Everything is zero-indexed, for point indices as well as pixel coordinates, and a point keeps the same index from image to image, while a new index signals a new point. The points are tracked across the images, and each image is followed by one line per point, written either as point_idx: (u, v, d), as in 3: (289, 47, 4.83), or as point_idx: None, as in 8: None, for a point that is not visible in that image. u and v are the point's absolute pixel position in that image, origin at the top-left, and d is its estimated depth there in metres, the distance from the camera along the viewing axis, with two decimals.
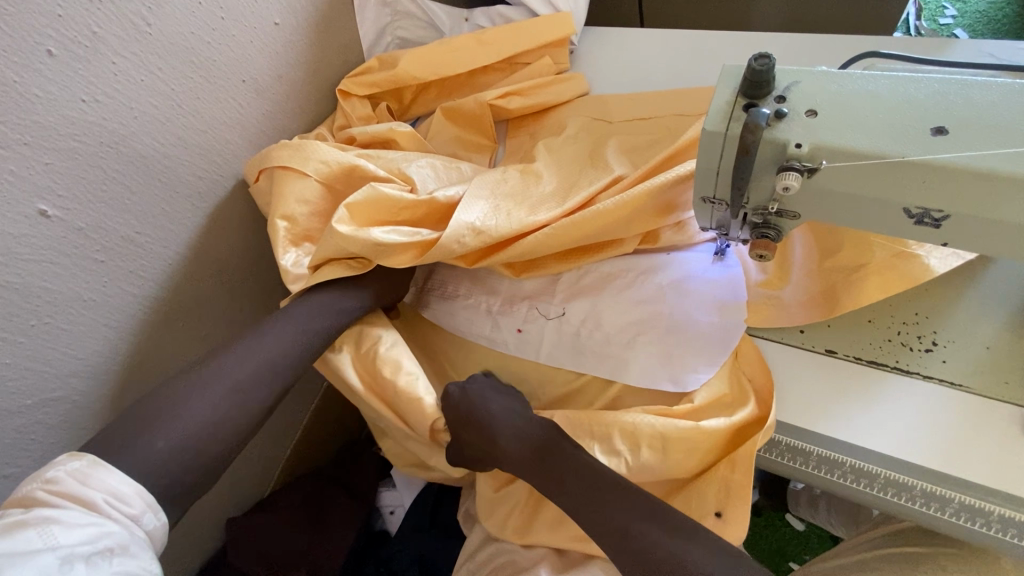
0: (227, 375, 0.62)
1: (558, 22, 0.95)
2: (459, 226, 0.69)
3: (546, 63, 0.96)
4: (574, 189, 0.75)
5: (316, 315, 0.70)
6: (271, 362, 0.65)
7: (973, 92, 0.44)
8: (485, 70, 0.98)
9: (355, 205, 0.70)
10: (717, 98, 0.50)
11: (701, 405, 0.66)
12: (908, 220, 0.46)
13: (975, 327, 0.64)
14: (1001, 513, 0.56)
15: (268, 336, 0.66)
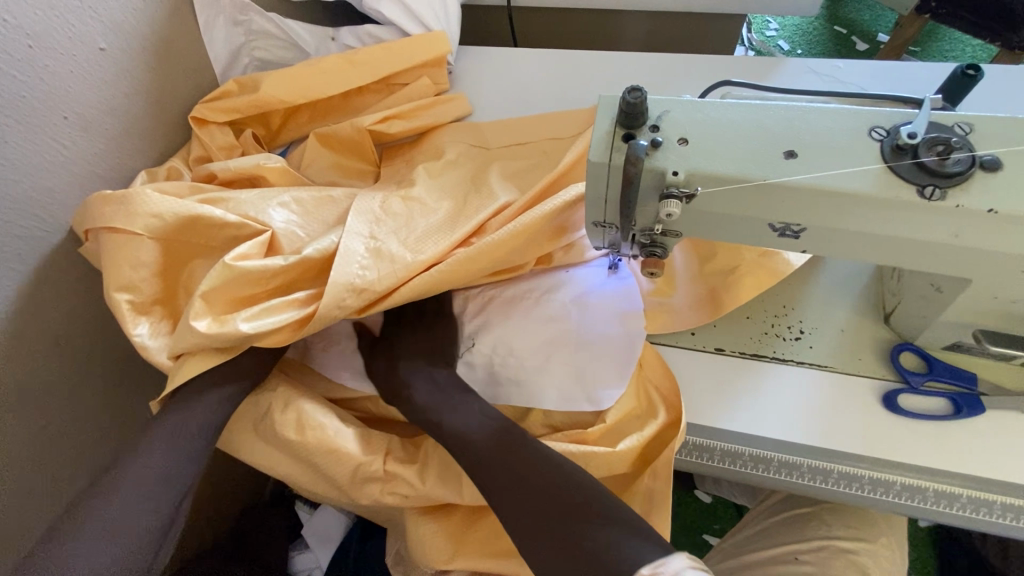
0: (143, 481, 0.57)
1: (432, 42, 0.92)
2: (337, 292, 0.64)
3: (425, 83, 0.93)
4: (458, 216, 0.73)
5: (187, 426, 0.62)
6: (185, 454, 0.60)
7: (813, 116, 0.49)
8: (361, 91, 0.93)
9: (211, 292, 0.63)
10: (598, 128, 0.51)
11: (613, 424, 0.69)
12: (773, 233, 0.51)
13: (830, 313, 0.72)
14: (870, 475, 0.64)
15: (137, 467, 0.58)
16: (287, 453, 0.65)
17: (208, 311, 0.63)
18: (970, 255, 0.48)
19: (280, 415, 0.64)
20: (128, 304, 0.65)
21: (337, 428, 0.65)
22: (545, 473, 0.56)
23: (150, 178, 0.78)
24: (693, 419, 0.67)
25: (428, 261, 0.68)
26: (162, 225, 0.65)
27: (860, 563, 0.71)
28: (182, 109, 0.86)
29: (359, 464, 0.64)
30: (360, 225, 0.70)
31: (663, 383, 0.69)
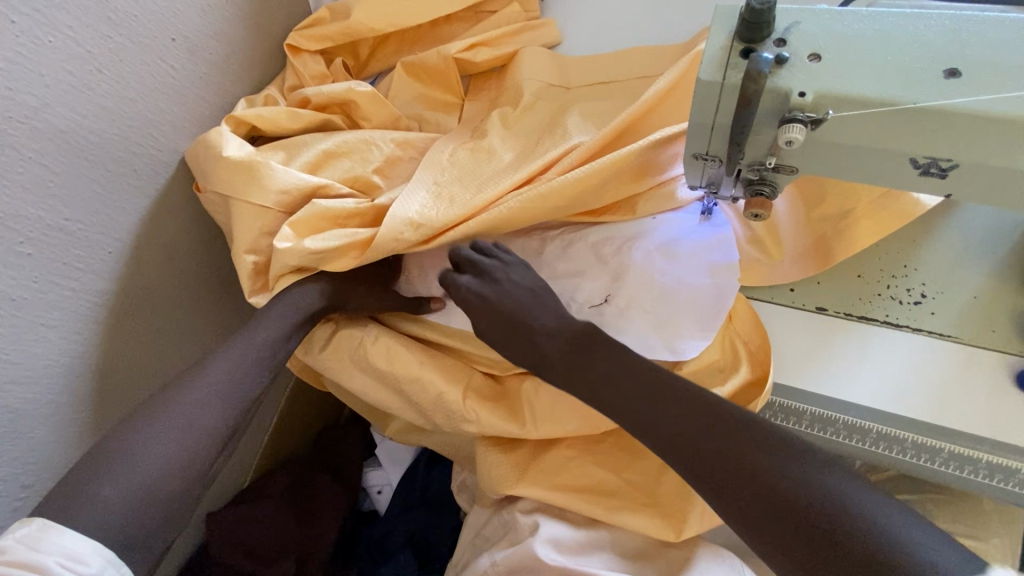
0: (214, 383, 0.63)
1: None
2: (394, 226, 0.65)
3: (514, 10, 0.88)
4: (530, 156, 0.71)
5: (290, 311, 0.70)
6: (257, 354, 0.67)
7: (986, 30, 0.41)
8: (448, 20, 0.90)
9: (298, 219, 0.68)
10: (711, 43, 0.45)
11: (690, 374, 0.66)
12: (913, 171, 0.44)
13: (962, 277, 0.63)
14: (989, 459, 0.57)
15: (210, 380, 0.64)
16: (380, 380, 0.72)
17: (294, 236, 0.68)
18: None
19: (372, 346, 0.71)
20: (252, 265, 0.72)
21: (416, 362, 0.70)
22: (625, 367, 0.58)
23: (249, 105, 0.81)
24: (781, 378, 0.62)
25: (483, 202, 0.66)
26: (289, 203, 0.70)
27: None
28: (276, 36, 0.88)
29: (443, 394, 0.69)
30: (424, 173, 0.71)
31: (750, 333, 0.65)
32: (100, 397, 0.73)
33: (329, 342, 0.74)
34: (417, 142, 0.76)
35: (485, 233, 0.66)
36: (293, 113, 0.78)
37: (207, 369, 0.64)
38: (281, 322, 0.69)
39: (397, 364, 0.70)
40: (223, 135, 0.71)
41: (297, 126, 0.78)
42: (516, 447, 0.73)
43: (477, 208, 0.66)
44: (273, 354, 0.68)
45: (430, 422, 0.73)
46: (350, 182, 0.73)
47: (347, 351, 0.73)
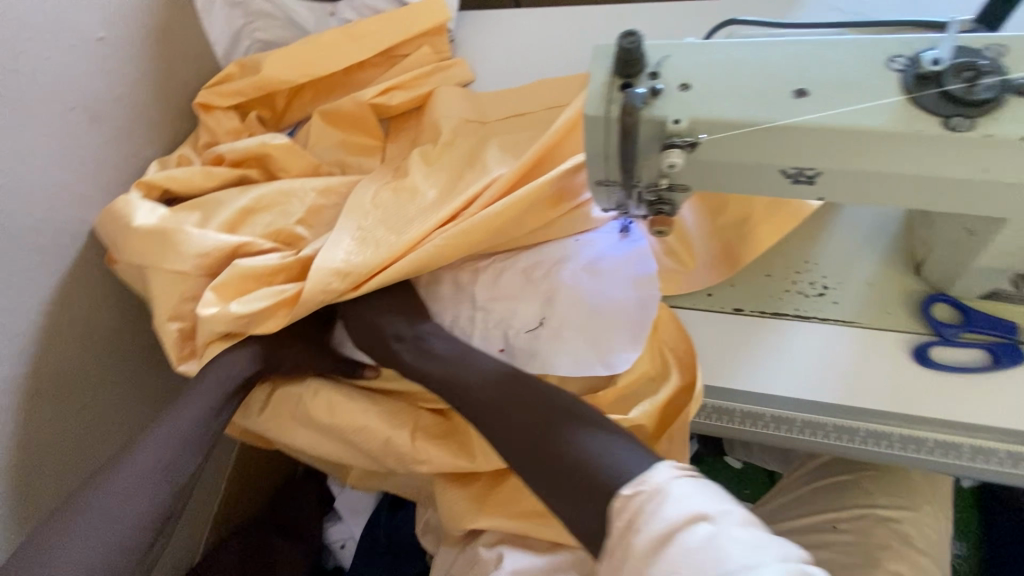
0: (140, 473, 0.60)
1: (432, 8, 0.89)
2: (321, 277, 0.66)
3: (425, 53, 0.91)
4: (453, 193, 0.73)
5: (221, 382, 0.68)
6: (189, 431, 0.64)
7: (826, 51, 0.45)
8: (362, 66, 0.91)
9: (220, 282, 0.67)
10: (593, 80, 0.48)
11: (626, 387, 0.68)
12: (786, 180, 0.48)
13: (858, 266, 0.68)
14: (900, 433, 0.61)
15: (136, 469, 0.60)
16: (322, 433, 0.71)
17: (217, 300, 0.67)
18: (1010, 192, 0.44)
19: (312, 401, 0.70)
20: (177, 332, 0.70)
21: (358, 410, 0.69)
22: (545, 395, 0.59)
23: (162, 168, 0.80)
24: (709, 380, 0.65)
25: (409, 243, 0.67)
26: (209, 263, 0.68)
27: (901, 530, 0.68)
28: (187, 95, 0.87)
29: (388, 438, 0.68)
30: (347, 219, 0.71)
31: (676, 340, 0.68)
32: (18, 488, 0.68)
33: (269, 403, 0.73)
34: (339, 188, 0.77)
35: (413, 273, 0.67)
36: (208, 171, 0.77)
37: (133, 457, 0.61)
38: (212, 394, 0.66)
39: (337, 416, 0.69)
40: (133, 203, 0.71)
41: (214, 183, 0.77)
42: (469, 483, 0.72)
43: (403, 249, 0.67)
44: (207, 429, 0.65)
45: (378, 468, 0.72)
46: (272, 235, 0.73)
47: (286, 408, 0.71)
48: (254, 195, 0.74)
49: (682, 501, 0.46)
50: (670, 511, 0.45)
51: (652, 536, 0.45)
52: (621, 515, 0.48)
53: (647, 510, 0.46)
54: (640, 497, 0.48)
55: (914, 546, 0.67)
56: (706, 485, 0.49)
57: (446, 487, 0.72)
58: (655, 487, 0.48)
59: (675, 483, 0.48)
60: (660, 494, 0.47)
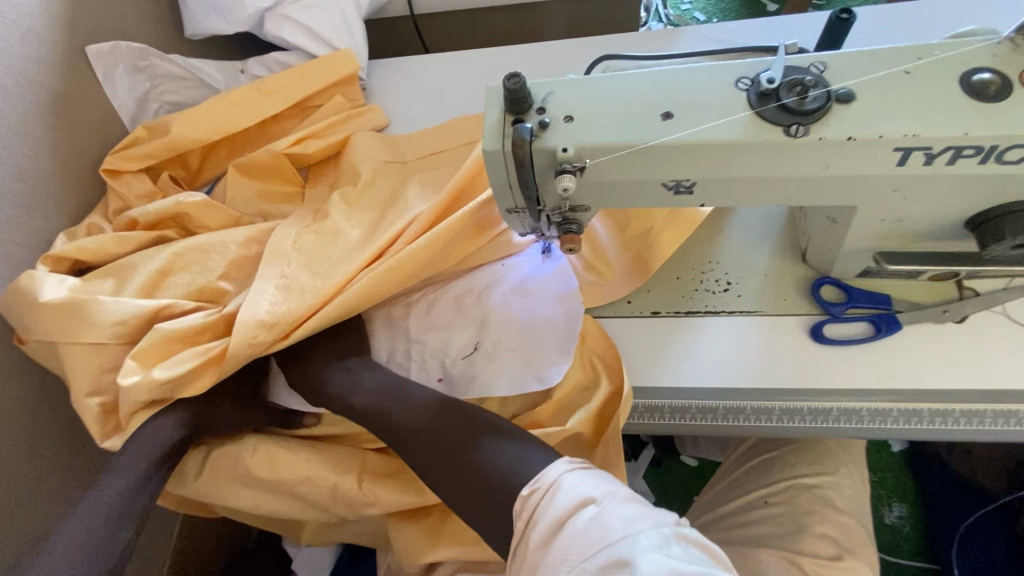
0: (63, 558, 0.59)
1: (341, 59, 0.93)
2: (247, 330, 0.66)
3: (338, 101, 0.94)
4: (376, 233, 0.75)
5: (148, 448, 0.65)
6: (115, 508, 0.62)
7: (684, 77, 0.51)
8: (276, 119, 0.93)
9: (141, 348, 0.65)
10: (487, 119, 0.53)
11: (561, 398, 0.72)
12: (669, 192, 0.54)
13: (755, 260, 0.75)
14: (809, 407, 0.68)
15: (59, 553, 0.59)
16: (264, 489, 0.69)
17: (139, 368, 0.64)
18: (855, 181, 0.50)
19: (252, 456, 0.68)
20: (98, 408, 0.66)
21: (300, 458, 0.68)
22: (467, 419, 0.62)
23: (71, 238, 0.77)
24: (638, 383, 0.69)
25: (337, 285, 0.69)
26: (128, 330, 0.67)
27: (824, 495, 0.75)
28: (94, 163, 0.86)
29: (335, 483, 0.67)
30: (270, 268, 0.71)
31: (603, 347, 0.72)
32: None
33: (210, 465, 0.70)
34: (259, 236, 0.77)
35: (343, 314, 0.68)
36: (120, 237, 0.75)
37: (56, 541, 0.60)
38: (137, 465, 0.64)
39: (281, 468, 0.68)
40: (38, 276, 0.67)
41: (128, 249, 0.76)
42: (423, 517, 0.72)
43: (334, 292, 0.69)
44: (137, 497, 0.64)
45: (329, 516, 0.71)
46: (193, 293, 0.72)
47: (225, 468, 0.69)
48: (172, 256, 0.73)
49: (571, 488, 0.50)
50: (562, 497, 0.49)
51: (548, 525, 0.48)
52: (525, 514, 0.51)
53: (543, 508, 0.50)
54: (536, 494, 0.52)
55: (836, 507, 0.74)
56: (594, 471, 0.53)
57: (400, 524, 0.72)
58: (550, 482, 0.52)
59: (566, 476, 0.52)
60: (554, 487, 0.51)
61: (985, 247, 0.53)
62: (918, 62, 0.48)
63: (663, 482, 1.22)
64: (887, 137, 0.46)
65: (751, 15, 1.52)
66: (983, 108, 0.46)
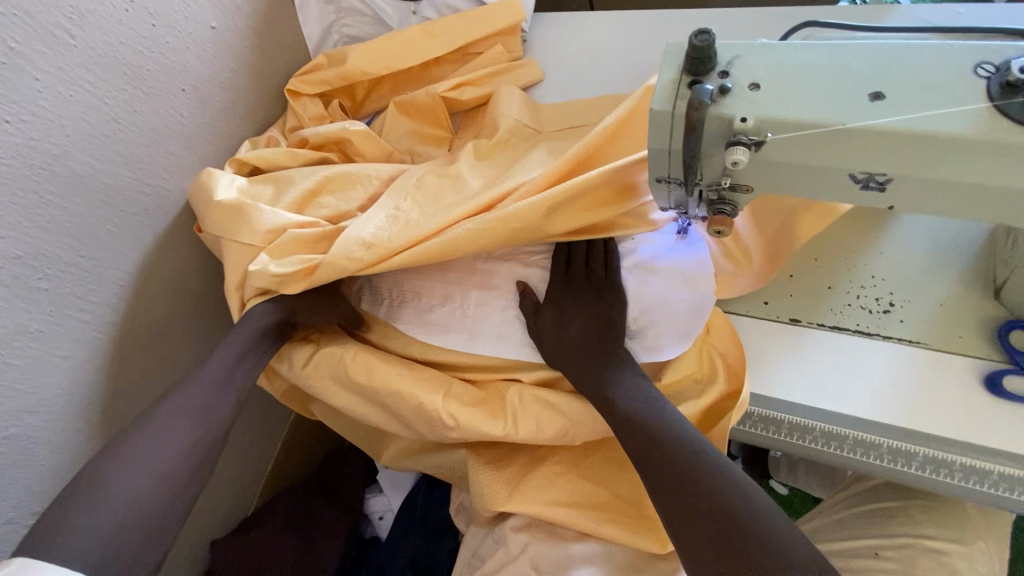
0: (189, 404, 0.68)
1: (507, 9, 0.93)
2: (348, 246, 0.70)
3: (498, 51, 0.95)
4: (501, 178, 0.75)
5: (254, 331, 0.75)
6: (226, 376, 0.72)
7: (906, 56, 0.44)
8: (438, 62, 0.97)
9: (271, 244, 0.73)
10: (662, 77, 0.50)
11: (668, 385, 0.69)
12: (854, 185, 0.47)
13: (928, 285, 0.65)
14: (962, 462, 0.58)
15: (183, 400, 0.68)
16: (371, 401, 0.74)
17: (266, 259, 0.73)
18: None
19: (353, 360, 0.73)
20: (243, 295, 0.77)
21: (399, 377, 0.71)
22: (626, 377, 0.67)
23: (253, 147, 0.87)
24: (755, 387, 0.64)
25: (437, 225, 0.70)
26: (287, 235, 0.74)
27: (950, 564, 0.65)
28: (278, 83, 0.95)
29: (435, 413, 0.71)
30: (392, 198, 0.76)
31: (728, 346, 0.67)
32: (106, 422, 0.76)
33: (314, 360, 0.76)
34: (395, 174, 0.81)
35: (438, 254, 0.69)
36: (292, 152, 0.84)
37: (183, 392, 0.69)
38: (244, 343, 0.74)
39: (376, 377, 0.72)
40: (216, 173, 0.79)
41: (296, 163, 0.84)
42: (509, 468, 0.74)
43: (432, 231, 0.70)
44: (241, 370, 0.73)
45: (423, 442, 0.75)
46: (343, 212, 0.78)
47: (331, 368, 0.74)
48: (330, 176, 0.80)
49: None
50: None
51: None
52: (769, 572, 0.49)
53: None
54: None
55: None
56: None
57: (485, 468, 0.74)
58: None
59: None
60: None
61: None
62: None
63: None
64: None
65: None
66: None
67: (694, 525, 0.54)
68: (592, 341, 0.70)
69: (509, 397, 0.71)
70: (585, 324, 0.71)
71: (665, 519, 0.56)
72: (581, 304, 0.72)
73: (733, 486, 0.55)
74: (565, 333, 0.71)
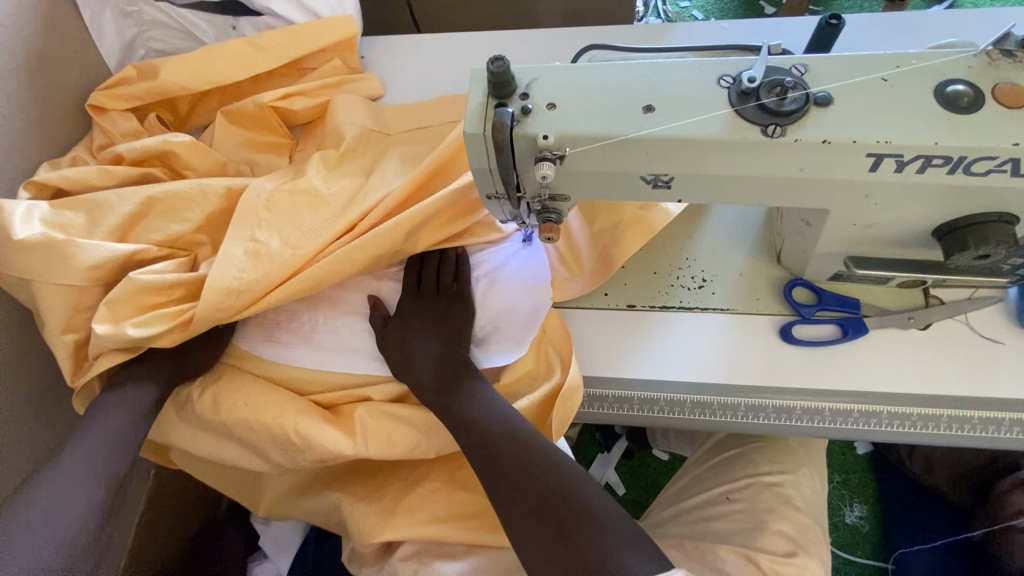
0: (76, 471, 0.64)
1: (340, 23, 0.90)
2: (213, 298, 0.65)
3: (334, 65, 0.92)
4: (359, 197, 0.73)
5: (132, 405, 0.69)
6: (118, 434, 0.67)
7: (669, 72, 0.51)
8: (270, 75, 0.92)
9: (114, 299, 0.65)
10: (470, 102, 0.52)
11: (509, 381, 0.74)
12: (647, 185, 0.54)
13: (729, 259, 0.76)
14: (773, 403, 0.68)
15: (71, 464, 0.64)
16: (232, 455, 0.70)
17: (110, 317, 0.65)
18: (829, 184, 0.51)
19: (197, 400, 0.70)
20: (72, 343, 0.68)
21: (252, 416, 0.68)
22: (479, 391, 0.69)
23: (53, 168, 0.78)
24: (597, 372, 0.71)
25: (307, 255, 0.68)
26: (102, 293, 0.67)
27: (782, 492, 0.77)
28: (72, 125, 0.84)
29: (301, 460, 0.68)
30: (241, 229, 0.70)
31: (557, 338, 0.73)
32: None
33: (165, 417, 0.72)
34: (240, 188, 0.74)
35: (313, 285, 0.68)
36: (105, 170, 0.76)
37: (70, 456, 0.65)
38: (132, 407, 0.69)
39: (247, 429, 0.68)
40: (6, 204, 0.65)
41: (110, 181, 0.76)
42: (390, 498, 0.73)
43: (301, 263, 0.68)
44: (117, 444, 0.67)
45: None
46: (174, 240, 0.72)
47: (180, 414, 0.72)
48: (158, 198, 0.71)
49: None
50: None
51: None
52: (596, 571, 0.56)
53: None
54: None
55: (794, 505, 0.76)
56: None
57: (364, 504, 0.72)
58: None
59: None
60: None
61: (949, 257, 0.55)
62: (896, 70, 0.49)
63: (635, 475, 1.25)
64: (858, 142, 0.47)
65: (750, 17, 1.52)
66: (955, 118, 0.47)
67: (537, 531, 0.60)
68: (443, 358, 0.71)
69: (358, 417, 0.69)
70: (436, 341, 0.72)
71: (504, 510, 0.62)
72: (433, 321, 0.74)
73: (579, 494, 0.62)
74: (415, 351, 0.71)
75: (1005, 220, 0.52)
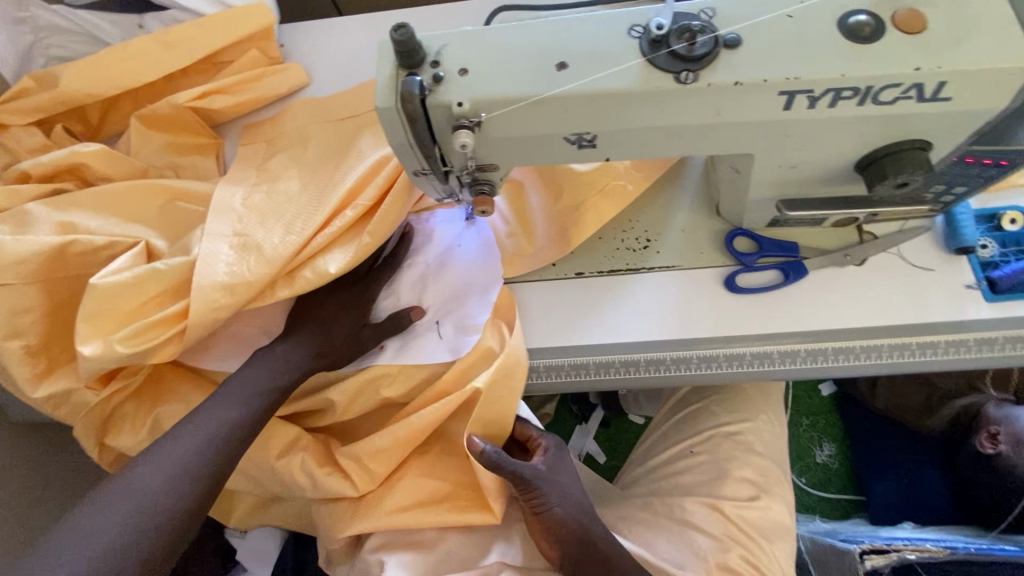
0: (206, 425, 0.64)
1: (252, 13, 0.85)
2: (206, 295, 0.63)
3: (252, 56, 0.88)
4: (331, 187, 0.70)
5: (251, 383, 0.67)
6: (237, 407, 0.66)
7: (581, 27, 0.50)
8: (185, 72, 0.87)
9: (93, 313, 0.63)
10: (381, 75, 0.50)
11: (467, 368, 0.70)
12: (572, 145, 0.53)
13: (672, 218, 0.76)
14: (726, 352, 0.70)
15: (205, 417, 0.64)
16: None
17: (93, 335, 0.63)
18: (748, 127, 0.51)
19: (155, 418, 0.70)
20: (22, 350, 0.66)
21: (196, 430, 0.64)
22: None
23: None
24: (549, 342, 0.71)
25: (296, 247, 0.66)
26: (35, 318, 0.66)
27: (744, 440, 0.79)
28: None
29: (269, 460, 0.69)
30: (221, 225, 0.68)
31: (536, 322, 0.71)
32: None
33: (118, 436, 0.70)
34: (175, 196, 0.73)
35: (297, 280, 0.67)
36: (12, 190, 0.72)
37: (211, 409, 0.65)
38: (259, 378, 0.68)
39: None
40: None
41: (21, 202, 0.72)
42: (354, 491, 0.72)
43: (294, 255, 0.66)
44: (236, 440, 0.64)
45: (265, 490, 0.74)
46: (98, 257, 0.68)
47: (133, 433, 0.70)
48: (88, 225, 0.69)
49: None
50: None
51: None
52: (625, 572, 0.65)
53: None
54: None
55: (754, 450, 0.78)
56: None
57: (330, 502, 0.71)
58: None
59: None
60: None
61: (872, 188, 0.55)
62: (800, 5, 0.49)
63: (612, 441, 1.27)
64: (770, 81, 0.47)
65: None
66: (859, 49, 0.47)
67: None
68: None
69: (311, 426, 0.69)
70: None
71: None
72: None
73: None
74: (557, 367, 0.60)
75: (921, 146, 0.53)
